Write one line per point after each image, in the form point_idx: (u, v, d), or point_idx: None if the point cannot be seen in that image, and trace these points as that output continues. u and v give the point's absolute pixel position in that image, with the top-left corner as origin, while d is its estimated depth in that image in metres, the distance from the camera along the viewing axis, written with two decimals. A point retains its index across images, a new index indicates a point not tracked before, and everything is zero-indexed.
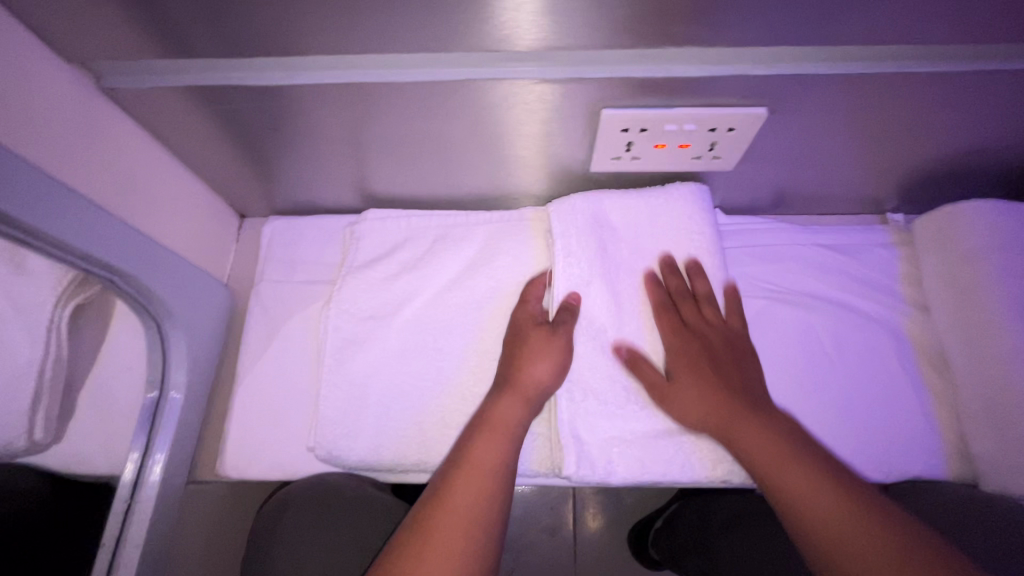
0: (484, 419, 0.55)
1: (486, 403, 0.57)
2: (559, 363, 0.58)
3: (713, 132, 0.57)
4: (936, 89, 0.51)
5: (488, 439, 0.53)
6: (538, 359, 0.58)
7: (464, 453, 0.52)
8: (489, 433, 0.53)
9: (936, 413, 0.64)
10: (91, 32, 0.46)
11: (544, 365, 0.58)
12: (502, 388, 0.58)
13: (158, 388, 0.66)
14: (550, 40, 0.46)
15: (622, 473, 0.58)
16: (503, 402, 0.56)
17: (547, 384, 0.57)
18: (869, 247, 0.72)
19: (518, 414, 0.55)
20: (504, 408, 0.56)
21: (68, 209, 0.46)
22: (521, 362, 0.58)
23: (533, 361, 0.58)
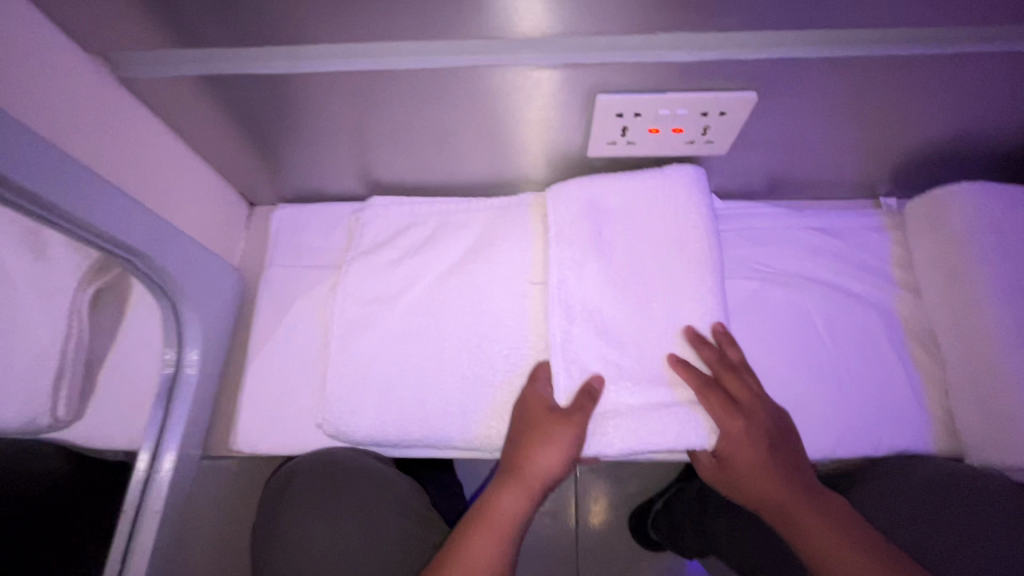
0: (485, 506, 0.57)
1: (491, 491, 0.58)
2: (567, 450, 0.58)
3: (704, 116, 0.59)
4: (921, 71, 0.53)
5: (482, 537, 0.55)
6: (546, 447, 0.57)
7: (469, 531, 0.56)
8: (489, 517, 0.56)
9: (925, 390, 0.65)
10: (109, 23, 0.48)
11: (551, 453, 0.57)
12: (507, 478, 0.58)
13: (173, 364, 0.68)
14: (545, 26, 0.48)
15: (618, 444, 0.60)
16: (507, 494, 0.57)
17: (554, 470, 0.58)
18: (862, 230, 0.73)
19: (521, 502, 0.57)
20: (511, 491, 0.57)
21: (89, 190, 0.49)
22: (526, 449, 0.58)
23: (539, 453, 0.57)
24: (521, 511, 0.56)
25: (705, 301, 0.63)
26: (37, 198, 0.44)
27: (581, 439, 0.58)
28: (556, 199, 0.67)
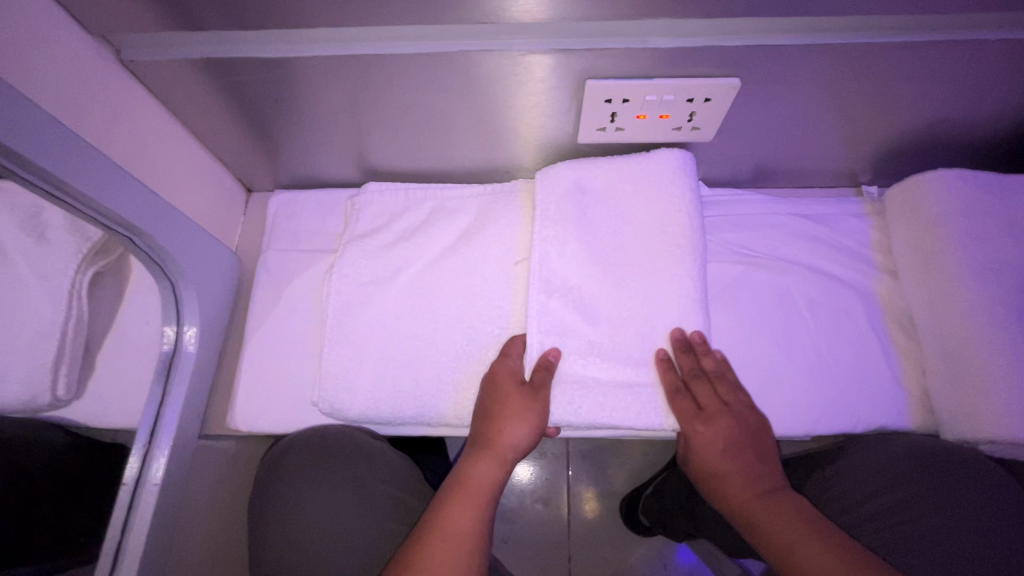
0: (460, 477, 0.59)
1: (465, 463, 0.61)
2: (534, 424, 0.60)
3: (691, 102, 0.61)
4: (897, 58, 0.55)
5: (458, 506, 0.57)
6: (514, 421, 0.60)
7: (444, 502, 0.58)
8: (464, 488, 0.58)
9: (903, 369, 0.68)
10: (112, 5, 0.50)
11: (517, 426, 0.60)
12: (478, 449, 0.61)
13: (173, 342, 0.70)
14: (536, 12, 0.50)
15: (584, 414, 0.62)
16: (479, 465, 0.60)
17: (522, 443, 0.61)
18: (844, 216, 0.75)
19: (492, 474, 0.59)
20: (482, 465, 0.59)
21: (93, 167, 0.50)
22: (496, 422, 0.61)
23: (508, 425, 0.60)
24: (492, 483, 0.59)
25: (686, 282, 0.64)
26: (44, 172, 0.46)
27: (546, 413, 0.61)
28: (543, 183, 0.69)
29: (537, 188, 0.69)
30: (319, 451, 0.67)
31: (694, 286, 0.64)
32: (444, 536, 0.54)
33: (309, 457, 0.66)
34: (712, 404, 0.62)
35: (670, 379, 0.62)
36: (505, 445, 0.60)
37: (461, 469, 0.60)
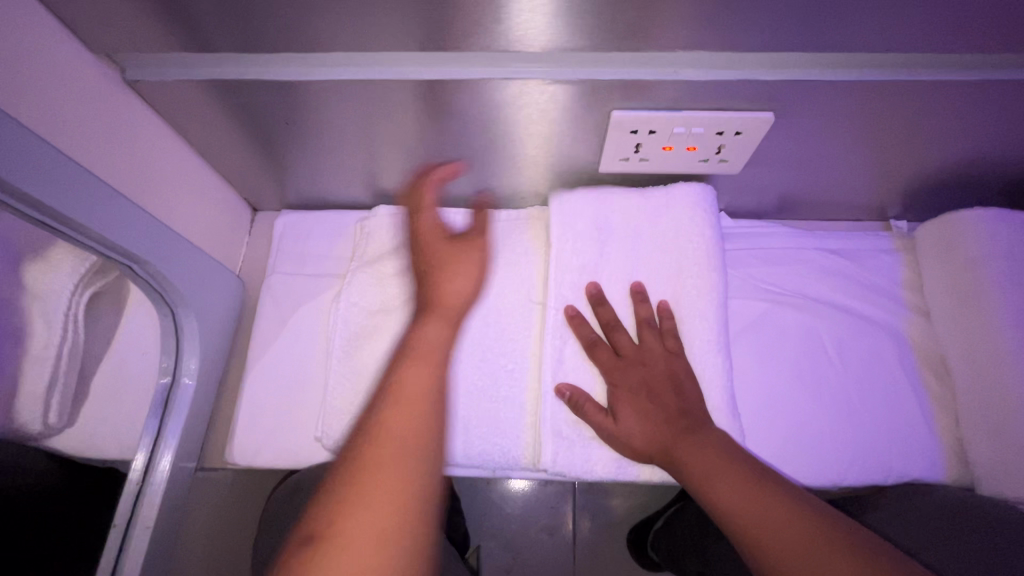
0: (409, 337, 0.53)
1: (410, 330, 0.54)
2: (476, 277, 0.59)
3: (720, 135, 0.58)
4: (940, 96, 0.52)
5: (413, 370, 0.49)
6: (435, 324, 0.54)
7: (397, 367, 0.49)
8: (418, 349, 0.51)
9: (935, 416, 0.65)
10: (118, 24, 0.47)
11: (460, 280, 0.58)
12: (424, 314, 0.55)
13: (170, 373, 0.67)
14: (563, 41, 0.48)
15: (600, 470, 0.61)
16: (428, 327, 0.53)
17: (466, 295, 0.57)
18: (872, 253, 0.73)
19: (444, 331, 0.53)
20: (399, 415, 0.45)
21: (91, 194, 0.48)
22: (433, 283, 0.58)
23: (448, 278, 0.58)
24: (449, 340, 0.53)
25: (709, 321, 0.63)
26: (34, 202, 0.43)
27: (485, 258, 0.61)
28: (557, 217, 0.66)
29: (551, 225, 0.66)
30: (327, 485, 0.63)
31: (717, 325, 0.62)
32: (379, 462, 0.42)
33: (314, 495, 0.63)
34: (629, 348, 0.62)
35: (586, 332, 0.62)
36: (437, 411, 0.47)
37: (379, 446, 0.43)
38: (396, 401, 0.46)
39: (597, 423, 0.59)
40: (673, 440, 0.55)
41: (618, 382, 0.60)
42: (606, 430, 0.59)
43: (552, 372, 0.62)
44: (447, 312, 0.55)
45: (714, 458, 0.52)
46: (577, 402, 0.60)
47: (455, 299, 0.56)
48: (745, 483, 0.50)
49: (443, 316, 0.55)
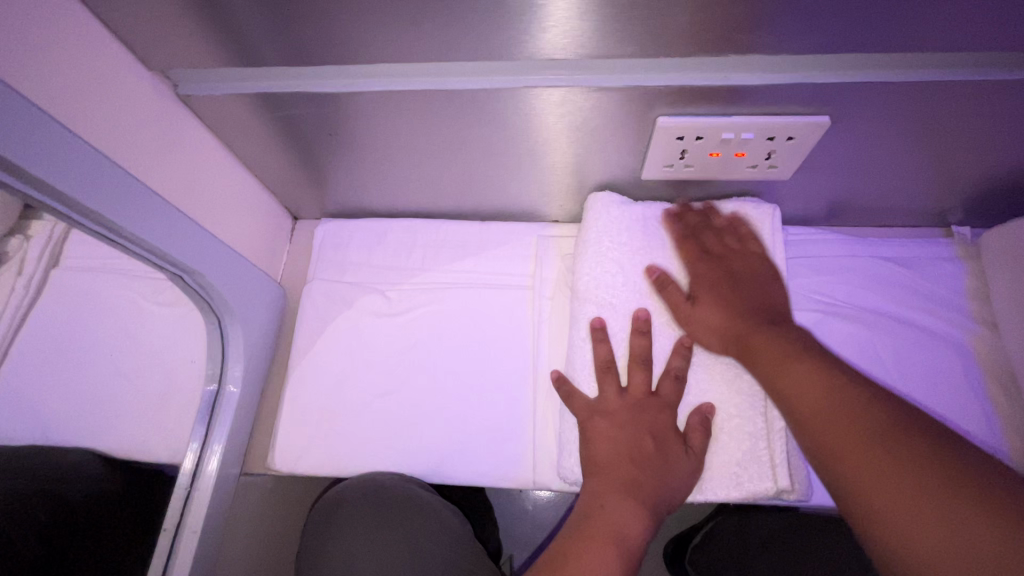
0: (591, 510, 0.52)
1: (592, 498, 0.53)
2: (688, 478, 0.54)
3: (770, 141, 0.56)
4: (1017, 97, 0.49)
5: (615, 510, 0.51)
6: (624, 500, 0.52)
7: (601, 490, 0.53)
8: (600, 522, 0.50)
9: (1005, 436, 0.61)
10: (171, 41, 0.49)
11: (676, 480, 0.54)
12: (621, 485, 0.53)
13: (216, 380, 0.69)
14: (611, 49, 0.46)
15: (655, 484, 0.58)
16: (618, 507, 0.51)
17: (673, 491, 0.54)
18: (933, 261, 0.69)
19: (639, 515, 0.51)
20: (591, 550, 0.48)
21: (144, 208, 0.49)
22: (652, 463, 0.54)
23: (667, 472, 0.54)
24: (641, 533, 0.50)
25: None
26: (98, 216, 0.45)
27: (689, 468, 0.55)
28: (596, 219, 0.64)
29: (593, 234, 0.64)
30: (372, 502, 0.61)
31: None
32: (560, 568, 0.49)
33: (362, 512, 0.62)
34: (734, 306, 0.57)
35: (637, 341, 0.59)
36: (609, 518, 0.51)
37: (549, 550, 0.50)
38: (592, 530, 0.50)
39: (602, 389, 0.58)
40: (749, 332, 0.54)
41: (700, 274, 0.61)
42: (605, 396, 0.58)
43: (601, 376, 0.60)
44: (640, 489, 0.52)
45: (797, 355, 0.50)
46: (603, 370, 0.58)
47: (617, 523, 0.50)
48: (801, 356, 0.50)
49: (634, 492, 0.52)
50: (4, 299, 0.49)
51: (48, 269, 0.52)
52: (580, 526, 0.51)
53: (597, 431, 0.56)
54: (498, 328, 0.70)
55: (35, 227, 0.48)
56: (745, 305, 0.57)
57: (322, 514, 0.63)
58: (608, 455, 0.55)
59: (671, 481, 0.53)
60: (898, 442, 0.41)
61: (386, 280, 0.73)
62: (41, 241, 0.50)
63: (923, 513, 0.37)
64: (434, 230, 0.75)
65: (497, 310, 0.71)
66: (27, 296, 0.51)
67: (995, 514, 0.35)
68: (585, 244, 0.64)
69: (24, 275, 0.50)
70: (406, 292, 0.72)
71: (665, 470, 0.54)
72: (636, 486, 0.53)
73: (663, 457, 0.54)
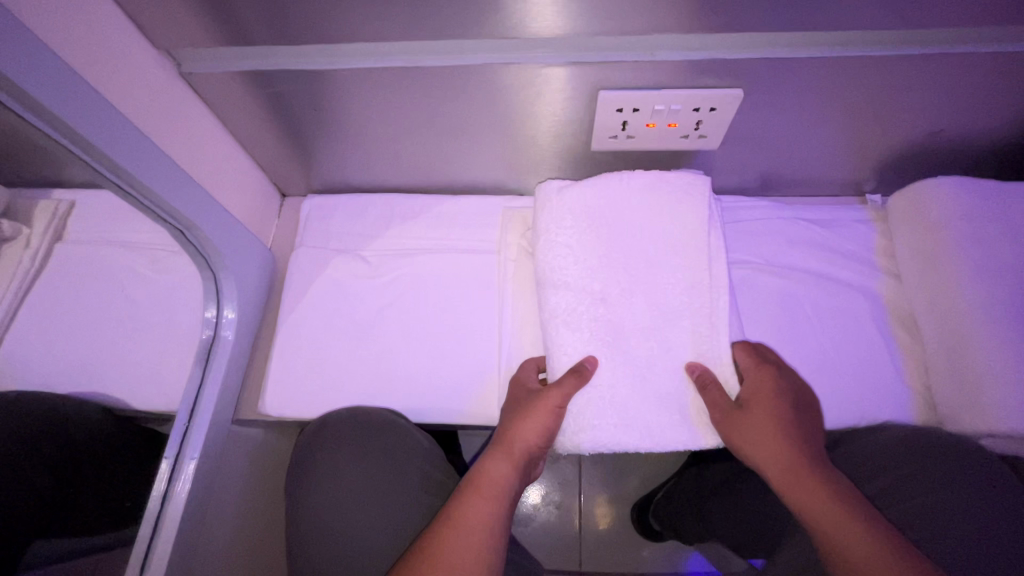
0: (476, 470, 0.63)
1: (479, 461, 0.64)
2: (548, 425, 0.63)
3: (697, 112, 0.65)
4: (893, 71, 0.58)
5: (490, 466, 0.62)
6: (498, 459, 0.63)
7: (486, 454, 0.64)
8: (481, 481, 0.61)
9: (907, 368, 0.70)
10: (176, 22, 0.56)
11: (533, 425, 0.63)
12: (494, 447, 0.64)
13: (212, 329, 0.76)
14: (552, 29, 0.55)
15: (613, 438, 0.64)
16: (493, 464, 0.62)
17: (534, 440, 0.63)
18: (850, 222, 0.79)
19: (505, 467, 0.62)
20: (472, 504, 0.58)
21: (154, 165, 0.57)
22: (513, 420, 0.64)
23: (524, 421, 0.63)
24: (507, 481, 0.61)
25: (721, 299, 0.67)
26: (118, 167, 0.53)
27: (559, 413, 0.63)
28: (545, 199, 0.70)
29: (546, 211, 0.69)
30: (352, 426, 0.69)
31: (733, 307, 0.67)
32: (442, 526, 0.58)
33: (348, 431, 0.69)
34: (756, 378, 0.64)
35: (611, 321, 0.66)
36: (486, 480, 0.61)
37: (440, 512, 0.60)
38: (473, 486, 0.60)
39: (509, 382, 0.71)
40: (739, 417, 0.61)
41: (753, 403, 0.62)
42: (509, 385, 0.70)
43: (578, 348, 0.65)
44: (508, 448, 0.63)
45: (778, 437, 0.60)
46: (517, 370, 0.71)
47: (489, 480, 0.61)
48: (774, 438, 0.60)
49: (504, 451, 0.63)
50: (9, 266, 0.52)
51: (54, 243, 0.56)
52: (465, 482, 0.62)
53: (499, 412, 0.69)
54: (468, 288, 0.78)
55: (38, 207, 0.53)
56: (773, 409, 0.62)
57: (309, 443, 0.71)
58: (500, 425, 0.67)
59: (524, 428, 0.62)
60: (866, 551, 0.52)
61: (367, 246, 0.81)
62: (46, 216, 0.54)
63: None
64: (410, 201, 0.83)
65: (468, 270, 0.79)
66: (32, 267, 0.55)
67: None
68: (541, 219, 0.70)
69: (31, 248, 0.54)
70: (385, 257, 0.80)
71: (523, 421, 0.63)
72: (508, 446, 0.63)
73: (523, 410, 0.64)
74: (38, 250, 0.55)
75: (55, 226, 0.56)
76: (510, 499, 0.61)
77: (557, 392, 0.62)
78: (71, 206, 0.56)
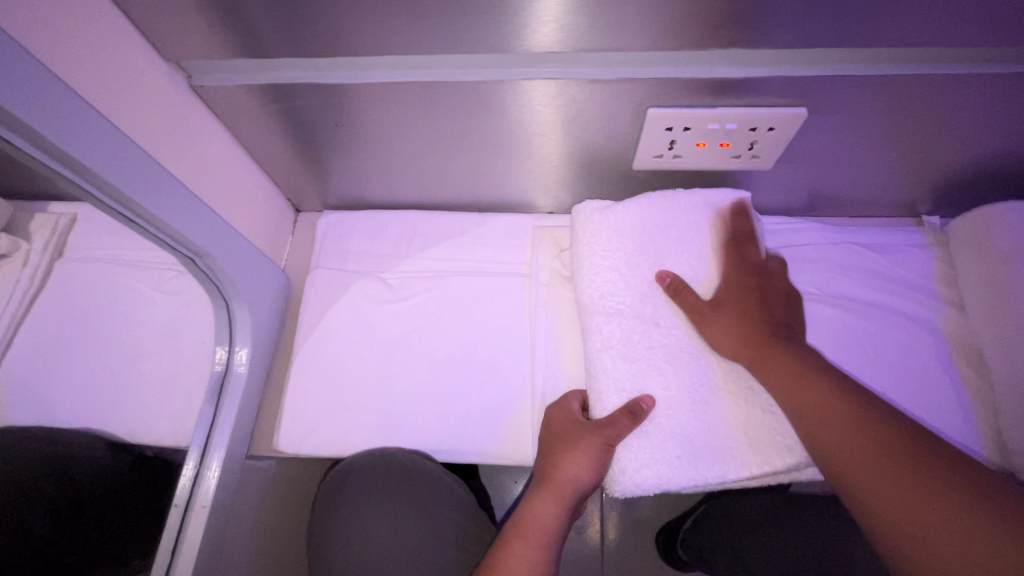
0: (522, 513, 0.58)
1: (524, 504, 0.59)
2: (598, 461, 0.57)
3: (753, 131, 0.60)
4: (977, 91, 0.53)
5: (538, 508, 0.57)
6: (545, 500, 0.58)
7: (531, 494, 0.59)
8: (528, 526, 0.56)
9: (974, 409, 0.65)
10: (186, 33, 0.51)
11: (581, 463, 0.57)
12: (538, 488, 0.59)
13: (224, 363, 0.71)
14: (602, 43, 0.50)
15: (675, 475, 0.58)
16: (538, 507, 0.58)
17: (584, 478, 0.57)
18: (905, 247, 0.74)
19: (555, 510, 0.57)
20: (520, 553, 0.54)
21: (161, 189, 0.52)
22: (557, 457, 0.59)
23: (570, 459, 0.58)
24: (558, 523, 0.57)
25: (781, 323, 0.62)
26: (119, 194, 0.48)
27: (609, 449, 0.57)
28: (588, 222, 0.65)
29: (586, 235, 0.65)
30: (378, 470, 0.65)
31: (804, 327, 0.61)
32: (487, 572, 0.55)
33: (374, 478, 0.65)
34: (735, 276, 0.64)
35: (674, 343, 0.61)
36: (534, 521, 0.57)
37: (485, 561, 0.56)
38: (520, 533, 0.56)
39: (549, 412, 0.64)
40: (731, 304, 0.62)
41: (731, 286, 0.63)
42: (548, 414, 0.64)
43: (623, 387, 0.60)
44: (557, 488, 0.58)
45: (802, 367, 0.56)
46: (559, 401, 0.64)
47: (537, 523, 0.56)
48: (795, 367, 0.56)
49: (552, 492, 0.58)
50: (6, 286, 0.49)
51: (54, 260, 0.52)
52: (511, 525, 0.58)
53: (541, 444, 0.63)
54: (496, 314, 0.73)
55: (32, 222, 0.48)
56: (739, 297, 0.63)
57: (332, 484, 0.67)
58: (542, 461, 0.61)
59: (574, 466, 0.57)
60: (906, 455, 0.46)
61: (387, 268, 0.76)
62: (46, 231, 0.50)
63: (919, 522, 0.43)
64: (434, 220, 0.78)
65: (497, 294, 0.74)
66: (31, 286, 0.51)
67: (985, 518, 0.41)
68: (579, 245, 0.65)
69: (30, 264, 0.51)
70: (407, 280, 0.75)
71: (572, 459, 0.58)
72: (556, 487, 0.58)
73: (568, 447, 0.58)
74: (35, 265, 0.51)
75: (57, 238, 0.51)
76: (559, 543, 0.56)
77: (608, 429, 0.57)
78: (71, 220, 0.51)
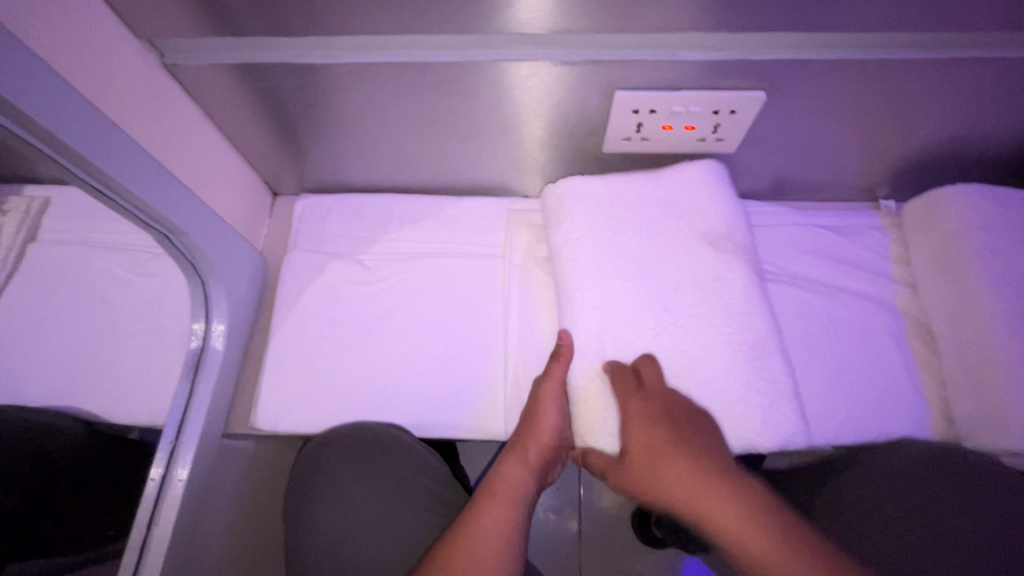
0: (497, 472, 0.61)
1: (499, 463, 0.62)
2: None
3: (715, 114, 0.62)
4: (922, 76, 0.56)
5: (514, 468, 0.60)
6: (520, 461, 0.61)
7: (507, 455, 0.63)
8: (504, 485, 0.59)
9: (923, 380, 0.69)
10: (158, 9, 0.51)
11: None
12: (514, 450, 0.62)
13: (201, 339, 0.72)
14: (567, 24, 0.51)
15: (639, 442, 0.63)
16: (513, 466, 0.61)
17: (556, 442, 0.62)
18: (865, 229, 0.78)
19: (528, 471, 0.60)
20: (497, 509, 0.57)
21: (135, 164, 0.52)
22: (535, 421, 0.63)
23: None
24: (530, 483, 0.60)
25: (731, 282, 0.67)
26: (93, 168, 0.48)
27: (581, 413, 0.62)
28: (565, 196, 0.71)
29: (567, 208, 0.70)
30: (354, 443, 0.66)
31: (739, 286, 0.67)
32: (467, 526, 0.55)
33: (351, 447, 0.66)
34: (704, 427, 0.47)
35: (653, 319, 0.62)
36: (511, 481, 0.59)
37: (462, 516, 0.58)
38: (497, 490, 0.59)
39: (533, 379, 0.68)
40: None
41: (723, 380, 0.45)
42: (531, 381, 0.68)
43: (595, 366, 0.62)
44: (531, 450, 0.62)
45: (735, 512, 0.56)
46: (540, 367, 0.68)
47: (514, 482, 0.59)
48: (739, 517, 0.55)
49: (527, 453, 0.61)
50: None
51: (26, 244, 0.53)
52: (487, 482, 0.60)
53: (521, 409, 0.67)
54: (471, 294, 0.74)
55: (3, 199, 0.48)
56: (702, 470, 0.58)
57: (308, 458, 0.68)
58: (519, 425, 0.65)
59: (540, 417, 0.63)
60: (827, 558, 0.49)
61: (364, 250, 0.77)
62: (17, 215, 0.50)
63: None
64: (410, 203, 0.79)
65: (473, 275, 0.76)
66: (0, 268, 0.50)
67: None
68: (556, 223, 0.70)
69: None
70: (383, 262, 0.76)
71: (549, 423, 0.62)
72: None
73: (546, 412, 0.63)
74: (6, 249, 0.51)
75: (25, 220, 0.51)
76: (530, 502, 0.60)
77: (581, 390, 0.62)
78: (45, 204, 0.51)
